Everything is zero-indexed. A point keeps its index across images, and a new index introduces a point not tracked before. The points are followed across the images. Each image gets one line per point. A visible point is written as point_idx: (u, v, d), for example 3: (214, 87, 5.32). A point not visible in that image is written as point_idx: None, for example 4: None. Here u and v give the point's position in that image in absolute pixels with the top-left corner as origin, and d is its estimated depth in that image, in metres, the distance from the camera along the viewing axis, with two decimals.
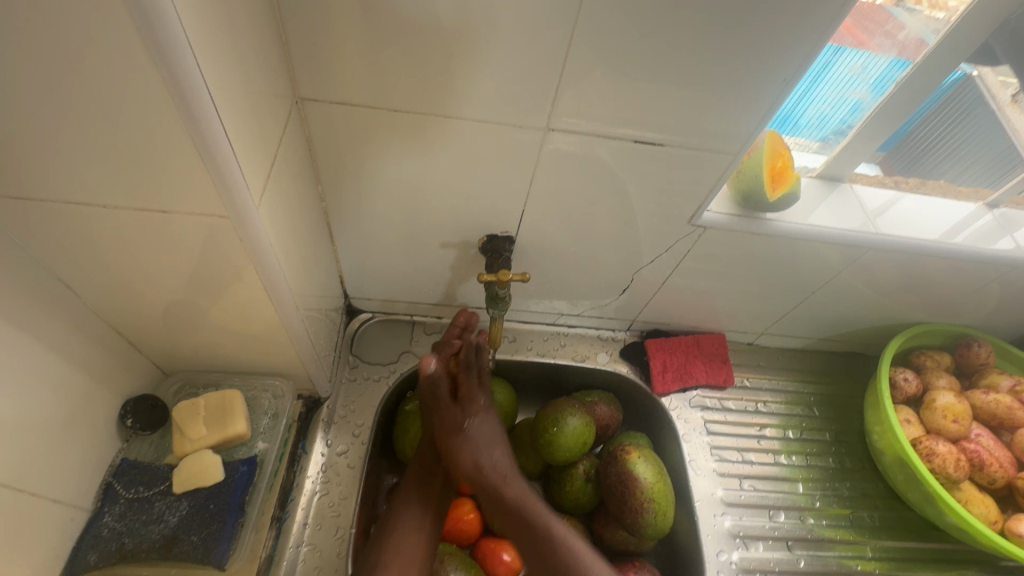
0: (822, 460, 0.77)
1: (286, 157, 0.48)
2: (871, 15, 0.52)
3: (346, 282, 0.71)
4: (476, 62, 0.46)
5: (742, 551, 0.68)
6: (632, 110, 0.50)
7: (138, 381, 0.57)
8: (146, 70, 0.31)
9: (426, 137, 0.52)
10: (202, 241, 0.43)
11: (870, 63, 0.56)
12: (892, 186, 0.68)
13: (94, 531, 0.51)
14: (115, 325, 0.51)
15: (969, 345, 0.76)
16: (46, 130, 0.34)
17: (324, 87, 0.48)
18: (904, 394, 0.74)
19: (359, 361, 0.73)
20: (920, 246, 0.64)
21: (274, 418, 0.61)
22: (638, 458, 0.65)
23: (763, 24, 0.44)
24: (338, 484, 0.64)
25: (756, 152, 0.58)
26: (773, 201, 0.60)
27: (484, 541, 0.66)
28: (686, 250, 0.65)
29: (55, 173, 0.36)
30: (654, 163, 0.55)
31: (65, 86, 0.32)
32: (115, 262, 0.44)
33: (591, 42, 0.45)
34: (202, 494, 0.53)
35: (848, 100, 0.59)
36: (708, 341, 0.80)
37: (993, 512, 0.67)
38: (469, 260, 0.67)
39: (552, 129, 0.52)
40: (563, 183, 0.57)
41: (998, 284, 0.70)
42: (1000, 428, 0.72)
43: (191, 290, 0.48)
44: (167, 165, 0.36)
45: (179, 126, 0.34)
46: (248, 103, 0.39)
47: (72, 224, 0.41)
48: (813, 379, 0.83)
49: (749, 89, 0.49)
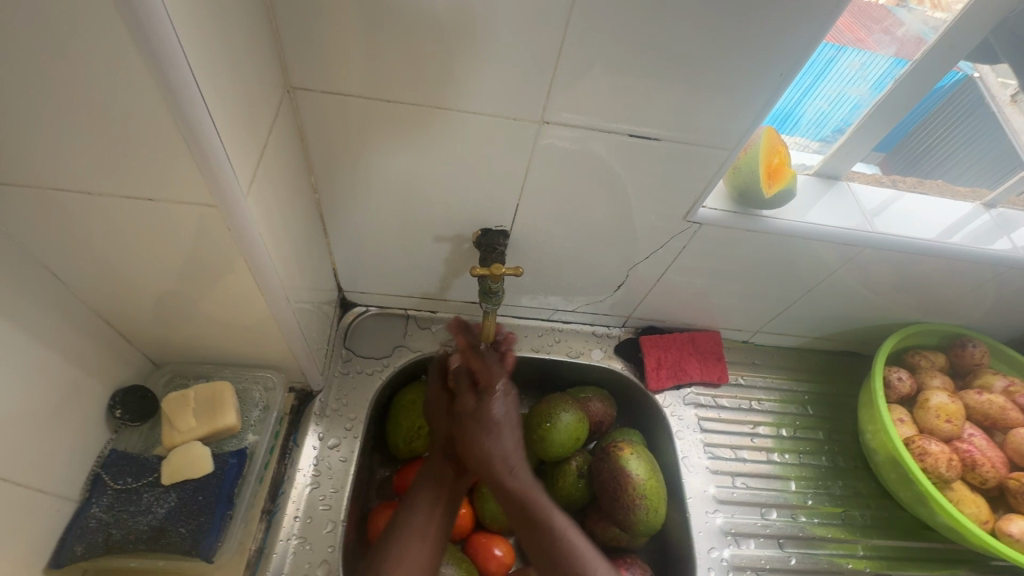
0: (815, 458, 0.77)
1: (277, 147, 0.47)
2: (870, 13, 0.53)
3: (339, 275, 0.70)
4: (469, 51, 0.46)
5: (733, 548, 0.68)
6: (627, 104, 0.50)
7: (127, 371, 0.57)
8: (130, 54, 0.30)
9: (420, 129, 0.52)
10: (192, 232, 0.42)
11: (870, 61, 0.55)
12: (890, 186, 0.68)
13: (81, 521, 0.50)
14: (103, 315, 0.51)
15: (964, 345, 0.76)
16: (29, 116, 0.33)
17: (315, 77, 0.48)
18: (897, 394, 0.74)
19: (351, 354, 0.73)
20: (915, 245, 0.63)
21: (265, 410, 0.60)
22: (630, 454, 0.65)
23: (761, 18, 0.43)
24: (330, 477, 0.64)
25: (753, 148, 0.58)
26: (768, 198, 0.59)
27: (476, 536, 0.66)
28: (682, 246, 0.65)
29: (40, 159, 0.36)
30: (651, 158, 0.55)
31: (48, 70, 0.31)
32: (103, 251, 0.44)
33: (587, 34, 0.44)
34: (190, 486, 0.53)
35: (848, 99, 0.59)
36: (703, 338, 0.79)
37: (984, 511, 0.67)
38: (463, 254, 0.67)
39: (547, 122, 0.51)
40: (558, 177, 0.57)
41: (994, 284, 0.70)
42: (992, 428, 0.72)
43: (181, 281, 0.47)
44: (154, 152, 0.36)
45: (164, 113, 0.33)
46: (236, 91, 0.39)
47: (58, 213, 0.40)
48: (807, 378, 0.83)
49: (747, 83, 0.48)
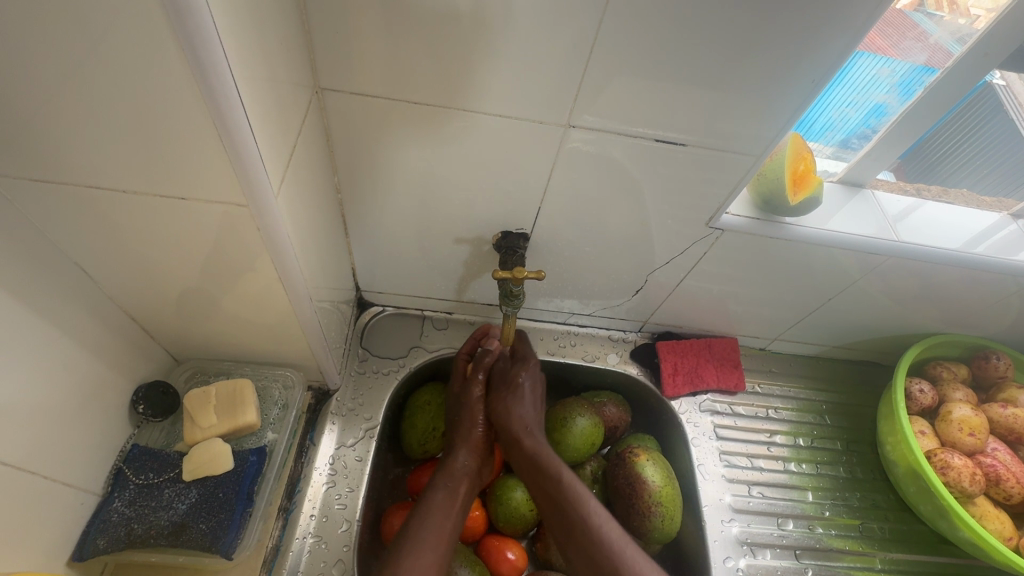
0: (833, 468, 0.76)
1: (304, 147, 0.47)
2: (893, 21, 0.51)
3: (358, 274, 0.71)
4: (497, 53, 0.46)
5: (748, 558, 0.68)
6: (653, 108, 0.50)
7: (149, 366, 0.57)
8: (172, 54, 0.31)
9: (444, 131, 0.52)
10: (220, 229, 0.42)
11: (897, 68, 0.55)
12: (913, 194, 0.68)
13: (103, 515, 0.51)
14: (128, 310, 0.52)
15: (987, 357, 0.75)
16: (67, 113, 0.34)
17: (344, 78, 0.48)
18: (919, 406, 0.73)
19: (368, 354, 0.73)
20: (939, 255, 0.63)
21: (283, 408, 0.61)
22: (646, 460, 0.65)
23: (793, 22, 0.43)
24: (346, 477, 0.64)
25: (779, 155, 0.58)
26: (793, 205, 0.59)
27: (489, 538, 0.66)
28: (702, 252, 0.65)
29: (77, 156, 0.36)
30: (674, 163, 0.54)
31: (89, 68, 0.31)
32: (131, 248, 0.44)
33: (616, 38, 0.44)
34: (211, 483, 0.53)
35: (872, 104, 0.58)
36: (720, 345, 0.79)
37: (1008, 528, 0.66)
38: (483, 257, 0.67)
39: (572, 126, 0.51)
40: (581, 181, 0.57)
41: (1019, 296, 0.69)
42: (1017, 443, 0.71)
43: (206, 278, 0.48)
44: (188, 150, 0.36)
45: (201, 112, 0.34)
46: (270, 90, 0.39)
47: (90, 208, 0.41)
48: (825, 387, 0.82)
49: (776, 91, 0.48)
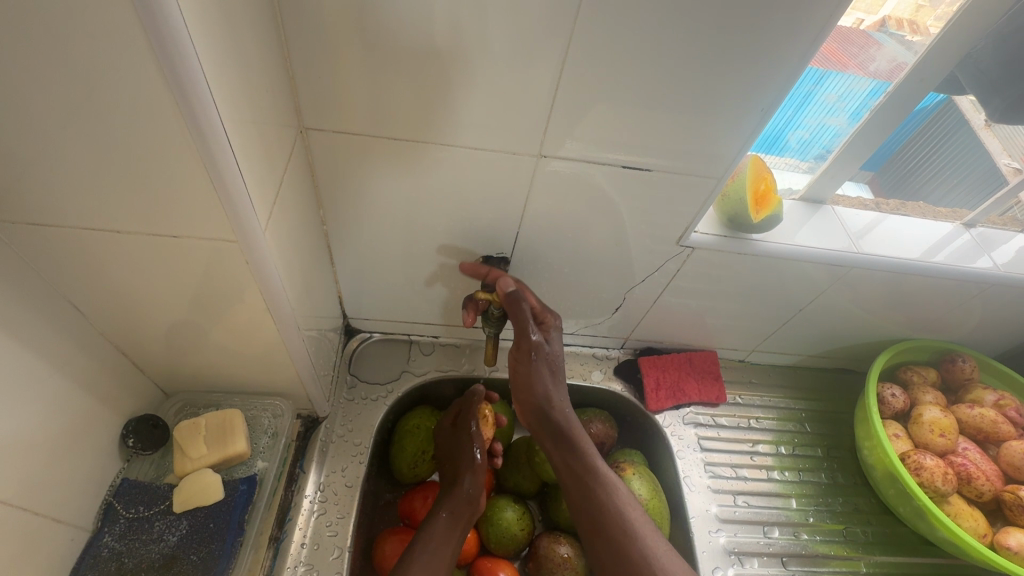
0: (814, 475, 0.78)
1: (289, 182, 0.49)
2: (855, 40, 0.55)
3: (345, 302, 0.72)
4: (471, 87, 0.48)
5: (736, 567, 0.69)
6: (621, 135, 0.52)
7: (140, 400, 0.58)
8: (163, 102, 0.33)
9: (423, 161, 0.54)
10: (209, 263, 0.44)
11: (846, 92, 0.58)
12: (874, 208, 0.71)
13: (93, 551, 0.51)
14: (119, 344, 0.53)
15: (953, 360, 0.78)
16: (61, 159, 0.36)
17: (327, 117, 0.50)
18: (892, 409, 0.75)
19: (356, 380, 0.74)
20: (900, 264, 0.66)
21: (273, 437, 0.62)
22: (632, 474, 0.67)
23: (742, 54, 0.46)
24: (336, 504, 0.64)
25: (740, 177, 0.61)
26: (756, 223, 0.62)
27: (482, 560, 0.66)
28: (676, 269, 0.67)
29: (71, 199, 0.38)
30: (644, 185, 0.57)
31: (82, 115, 0.33)
32: (122, 284, 0.46)
33: (581, 72, 0.47)
34: (201, 513, 0.54)
35: (827, 128, 0.62)
36: (700, 358, 0.81)
37: (982, 525, 0.68)
38: (465, 281, 0.69)
39: (545, 155, 0.54)
40: (556, 205, 0.59)
41: (980, 300, 0.72)
42: (986, 441, 0.74)
43: (194, 311, 0.49)
44: (178, 190, 0.38)
45: (191, 154, 0.36)
46: (255, 130, 0.41)
47: (81, 247, 0.42)
48: (803, 396, 0.85)
49: (733, 116, 0.51)
